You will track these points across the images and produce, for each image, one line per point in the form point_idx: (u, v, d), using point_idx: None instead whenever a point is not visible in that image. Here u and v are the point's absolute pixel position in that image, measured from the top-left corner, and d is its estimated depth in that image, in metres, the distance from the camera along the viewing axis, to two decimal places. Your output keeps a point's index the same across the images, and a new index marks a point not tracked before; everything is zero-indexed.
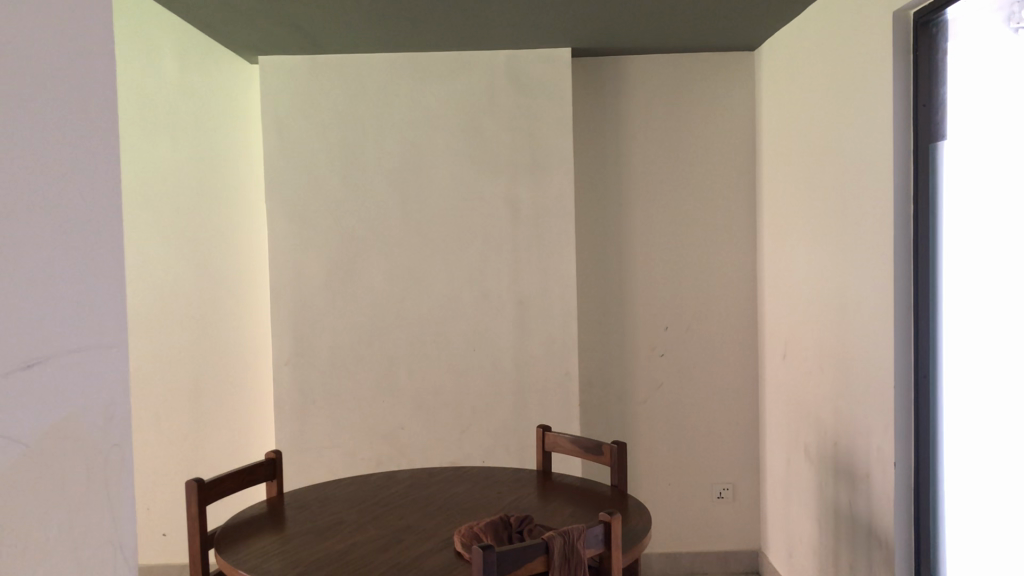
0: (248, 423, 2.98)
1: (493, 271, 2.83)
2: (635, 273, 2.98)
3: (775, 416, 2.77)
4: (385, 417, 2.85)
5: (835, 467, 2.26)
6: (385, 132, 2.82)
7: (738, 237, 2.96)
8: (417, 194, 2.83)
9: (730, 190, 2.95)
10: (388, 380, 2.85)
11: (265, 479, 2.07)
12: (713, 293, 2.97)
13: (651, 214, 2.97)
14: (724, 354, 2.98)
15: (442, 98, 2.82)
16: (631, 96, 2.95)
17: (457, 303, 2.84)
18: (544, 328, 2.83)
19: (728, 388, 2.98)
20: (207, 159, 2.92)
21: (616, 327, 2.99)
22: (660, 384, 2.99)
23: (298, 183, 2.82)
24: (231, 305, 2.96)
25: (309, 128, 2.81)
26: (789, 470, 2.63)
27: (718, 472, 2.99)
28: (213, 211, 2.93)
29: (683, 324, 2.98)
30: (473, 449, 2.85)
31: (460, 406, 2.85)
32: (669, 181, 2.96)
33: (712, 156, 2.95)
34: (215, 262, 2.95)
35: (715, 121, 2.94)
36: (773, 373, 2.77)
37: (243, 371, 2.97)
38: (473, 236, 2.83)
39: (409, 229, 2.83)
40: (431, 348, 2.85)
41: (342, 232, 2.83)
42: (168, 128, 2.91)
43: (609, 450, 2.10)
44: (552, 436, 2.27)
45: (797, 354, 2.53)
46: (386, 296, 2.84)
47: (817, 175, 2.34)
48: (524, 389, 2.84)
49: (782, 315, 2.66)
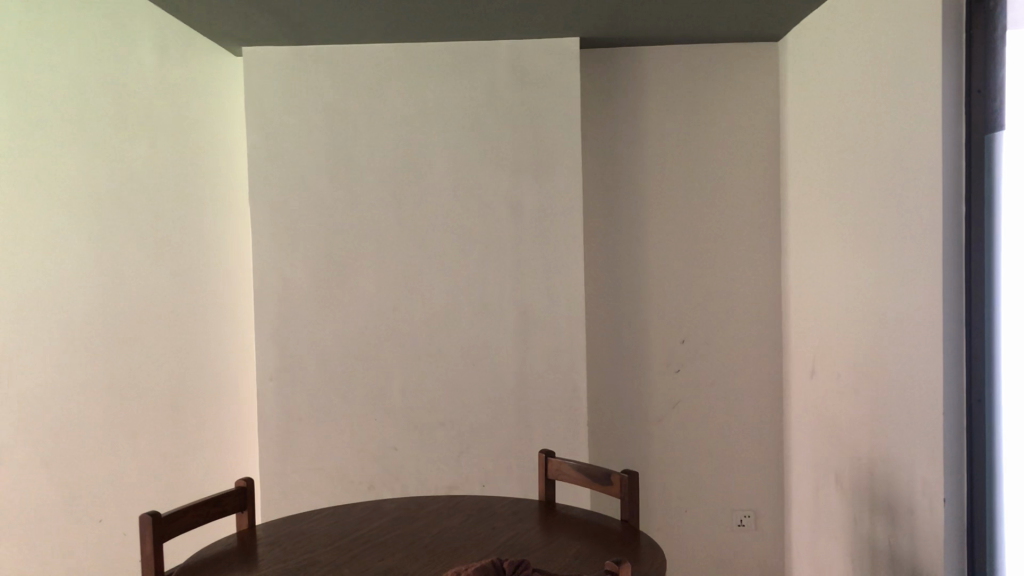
0: (235, 443, 2.78)
1: (495, 281, 2.62)
2: (648, 282, 2.76)
3: (801, 439, 2.54)
4: (378, 437, 2.64)
5: (872, 498, 2.04)
6: (379, 130, 2.62)
7: (760, 244, 2.73)
8: (411, 197, 2.62)
9: (753, 193, 2.73)
10: (381, 397, 2.64)
11: (234, 510, 1.86)
12: (734, 305, 2.75)
13: (667, 219, 2.75)
14: (745, 371, 2.75)
15: (439, 92, 2.61)
16: (645, 91, 2.74)
17: (456, 314, 2.62)
18: (550, 342, 2.61)
19: (750, 408, 2.75)
20: (188, 160, 2.72)
21: (628, 341, 2.77)
22: (675, 403, 2.77)
23: (285, 185, 2.62)
24: (210, 316, 2.75)
25: (297, 125, 2.61)
26: (817, 500, 2.40)
27: (739, 498, 2.77)
28: (195, 216, 2.74)
29: (701, 338, 2.75)
30: (473, 473, 2.63)
31: (458, 426, 2.63)
32: (685, 183, 2.74)
33: (733, 157, 2.73)
34: (195, 270, 2.74)
35: (736, 118, 2.72)
36: (799, 392, 2.54)
37: (224, 386, 2.77)
38: (473, 242, 2.62)
39: (404, 234, 2.62)
40: (428, 363, 2.63)
41: (332, 237, 2.62)
42: (147, 127, 2.71)
43: (618, 480, 1.87)
44: (555, 463, 2.04)
45: (826, 372, 2.30)
46: (379, 307, 2.63)
47: (851, 174, 2.12)
48: (528, 408, 2.62)
49: (809, 329, 2.44)
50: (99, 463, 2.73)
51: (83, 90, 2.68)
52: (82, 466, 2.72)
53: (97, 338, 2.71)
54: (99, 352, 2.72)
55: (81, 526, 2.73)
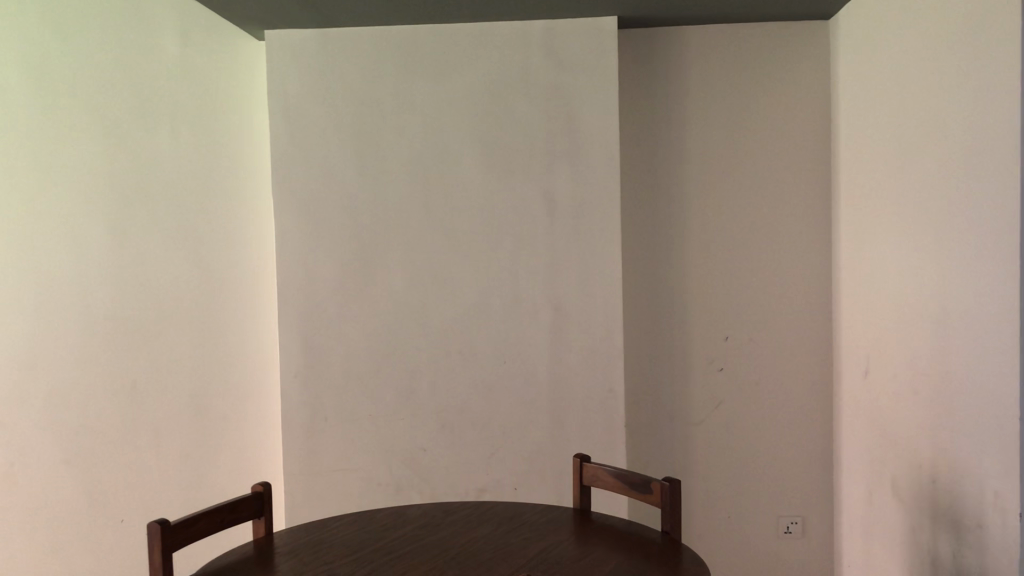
0: (259, 441, 2.68)
1: (527, 274, 2.49)
2: (689, 275, 2.62)
3: (853, 443, 2.39)
4: (405, 437, 2.53)
5: (934, 509, 1.89)
6: (407, 116, 2.50)
7: (810, 236, 2.58)
8: (441, 186, 2.50)
9: (802, 182, 2.58)
10: (408, 396, 2.53)
11: (250, 517, 1.76)
12: (782, 301, 2.59)
13: (710, 209, 2.61)
14: (793, 369, 2.60)
15: (471, 76, 2.49)
16: (687, 74, 2.60)
17: (487, 310, 2.51)
18: (586, 339, 2.48)
19: (798, 409, 2.60)
20: (210, 148, 2.63)
21: (669, 337, 2.63)
22: (718, 402, 2.63)
23: (309, 174, 2.51)
24: (233, 308, 2.66)
25: (322, 112, 2.51)
26: (871, 508, 2.25)
27: (785, 504, 2.62)
28: (217, 205, 2.64)
29: (746, 335, 2.61)
30: (504, 475, 2.52)
31: (489, 427, 2.51)
32: (729, 171, 2.59)
33: (781, 143, 2.57)
34: (218, 260, 2.65)
35: (784, 101, 2.57)
36: (851, 393, 2.39)
37: (247, 381, 2.67)
38: (505, 234, 2.49)
39: (433, 225, 2.51)
40: (457, 359, 2.52)
41: (357, 229, 2.51)
42: (169, 113, 2.62)
43: (659, 488, 1.74)
44: (591, 468, 1.92)
45: (882, 372, 2.15)
46: (406, 301, 2.52)
47: (914, 160, 1.96)
48: (562, 408, 2.50)
49: (863, 326, 2.28)
50: (121, 460, 2.66)
51: (104, 76, 2.61)
52: (105, 463, 2.66)
53: (118, 331, 2.64)
54: (121, 346, 2.64)
55: (104, 526, 2.67)
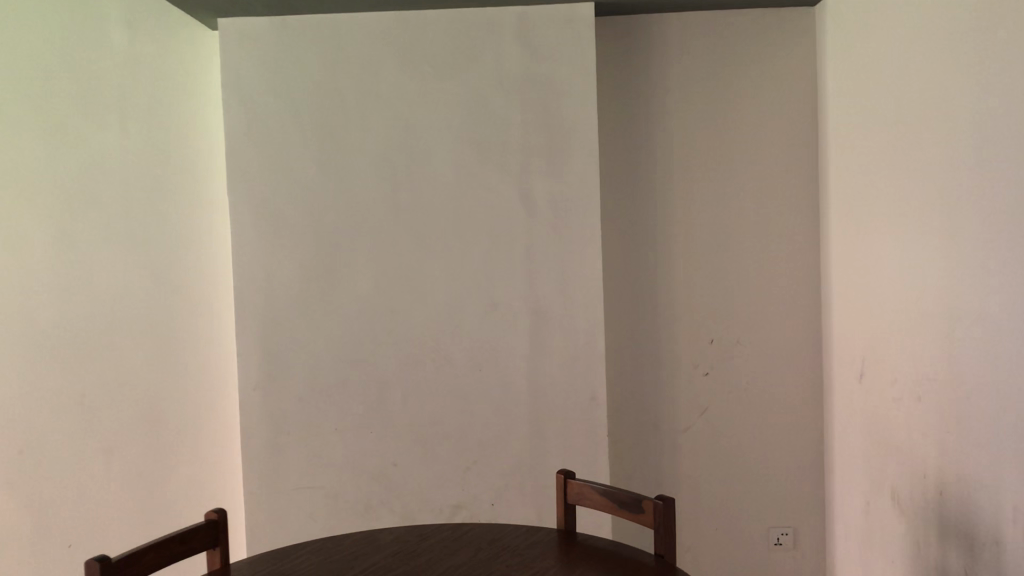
0: (217, 457, 2.51)
1: (503, 277, 2.35)
2: (672, 276, 2.49)
3: (847, 450, 2.27)
4: (375, 452, 2.37)
5: (942, 522, 1.77)
6: (373, 109, 2.35)
7: (798, 233, 2.46)
8: (410, 183, 2.35)
9: (789, 176, 2.46)
10: (378, 408, 2.37)
11: (202, 549, 1.60)
12: (770, 301, 2.47)
13: (693, 205, 2.48)
14: (782, 372, 2.48)
15: (441, 67, 2.34)
16: (668, 64, 2.47)
17: (460, 314, 2.36)
18: (566, 345, 2.34)
19: (787, 414, 2.49)
20: (160, 144, 2.46)
21: (652, 341, 2.50)
22: (704, 409, 2.50)
23: (269, 172, 2.35)
24: (187, 315, 2.48)
25: (282, 105, 2.35)
26: (869, 519, 2.14)
27: (775, 514, 2.50)
28: (168, 205, 2.47)
29: (732, 337, 2.49)
30: (481, 490, 2.37)
31: (464, 439, 2.37)
32: (713, 165, 2.47)
33: (767, 136, 2.46)
34: (169, 264, 2.48)
35: (769, 92, 2.45)
36: (845, 397, 2.27)
37: (202, 394, 2.49)
38: (479, 234, 2.35)
39: (402, 225, 2.35)
40: (430, 368, 2.37)
41: (321, 230, 2.35)
42: (114, 108, 2.44)
43: (651, 507, 1.60)
44: (576, 485, 1.78)
45: (882, 375, 2.03)
46: (375, 306, 2.36)
47: (917, 150, 1.85)
48: (542, 417, 2.36)
49: (859, 328, 2.16)
50: (69, 482, 2.47)
51: (44, 68, 2.41)
52: (47, 485, 2.47)
53: (65, 343, 2.45)
54: (67, 359, 2.45)
55: (51, 553, 2.47)
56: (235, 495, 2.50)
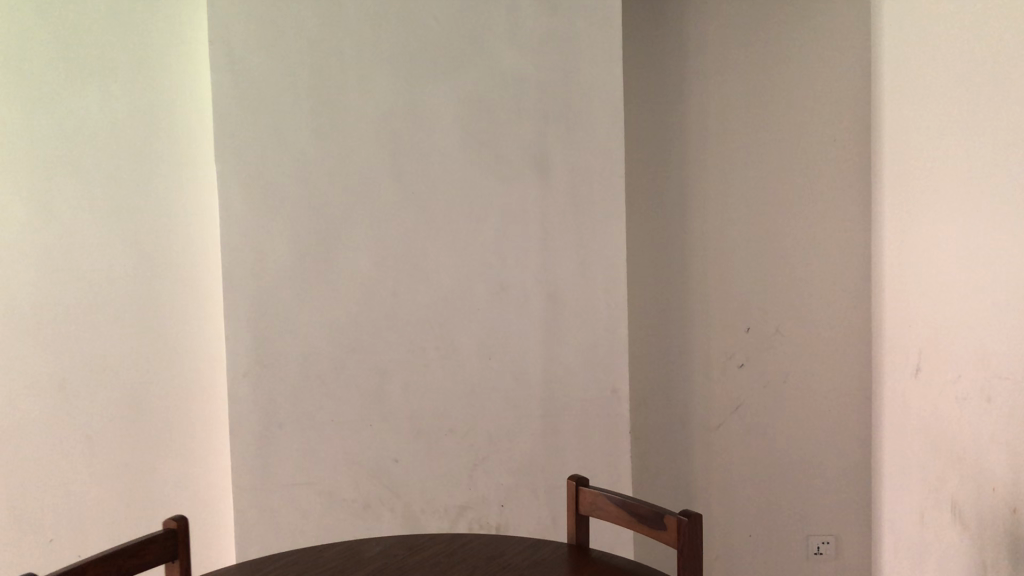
0: (206, 450, 2.31)
1: (516, 258, 2.15)
2: (704, 257, 2.26)
3: (898, 454, 2.03)
4: (374, 448, 2.15)
5: (1014, 544, 1.53)
6: (373, 69, 2.12)
7: (847, 211, 2.21)
8: (413, 153, 2.13)
9: (837, 146, 2.20)
10: (376, 399, 2.15)
11: (159, 561, 1.40)
12: (813, 287, 2.23)
13: (729, 180, 2.24)
14: (826, 366, 2.24)
15: (450, 26, 2.13)
16: (704, 23, 2.24)
17: (468, 297, 2.15)
18: (584, 332, 2.15)
19: (830, 411, 2.25)
20: (146, 111, 2.26)
21: (682, 329, 2.27)
22: (739, 404, 2.27)
23: (260, 137, 2.10)
24: (173, 297, 2.28)
25: (275, 64, 2.09)
26: (924, 533, 1.89)
27: (814, 521, 2.27)
28: (155, 178, 2.27)
29: (771, 325, 2.25)
30: (490, 491, 2.17)
31: (472, 434, 2.16)
32: (754, 133, 2.23)
33: (813, 102, 2.21)
34: (155, 242, 2.28)
35: (814, 54, 2.20)
36: (898, 395, 2.03)
37: (189, 383, 2.29)
38: (490, 209, 2.15)
39: (405, 199, 2.13)
40: (434, 357, 2.15)
41: (316, 202, 2.11)
42: (98, 71, 2.25)
43: (674, 524, 1.37)
44: (590, 494, 1.56)
45: (943, 372, 1.79)
46: (374, 288, 2.13)
47: (989, 114, 1.59)
48: (557, 412, 2.16)
49: (917, 317, 1.91)
50: (47, 472, 2.29)
51: (23, 30, 2.25)
52: (27, 476, 2.29)
53: (44, 326, 2.27)
54: (46, 344, 2.27)
55: (29, 549, 2.30)
56: (223, 493, 2.31)
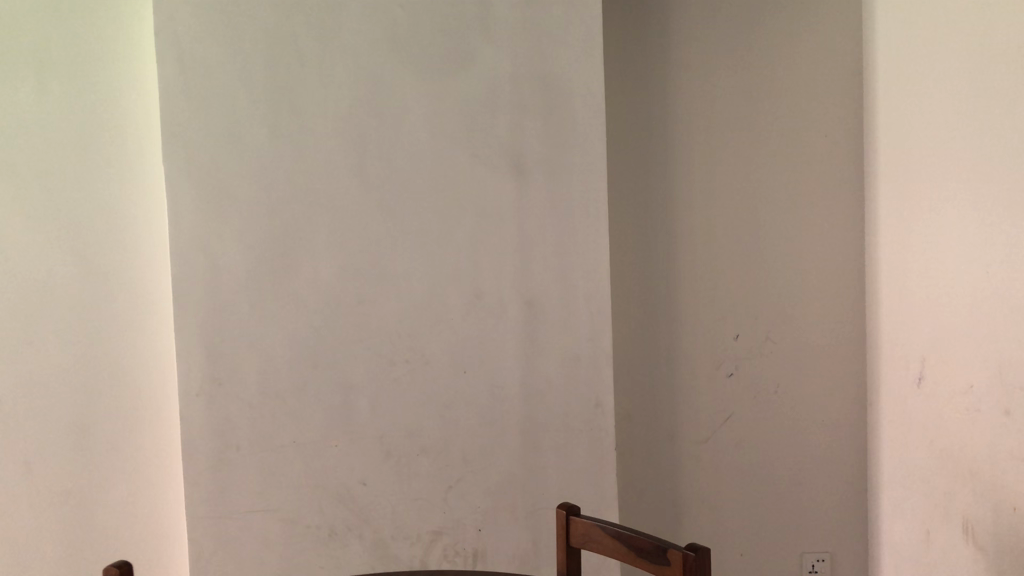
0: (155, 479, 2.10)
1: (491, 265, 2.01)
2: (691, 262, 2.17)
3: (898, 467, 1.93)
4: (340, 470, 1.99)
5: None
6: (336, 62, 1.96)
7: (839, 212, 2.14)
8: (380, 152, 1.98)
9: (829, 143, 2.13)
10: (342, 419, 1.99)
11: None
12: (806, 291, 2.15)
13: (717, 182, 2.16)
14: (820, 373, 2.16)
15: (420, 16, 1.99)
16: (686, 19, 2.16)
17: (441, 307, 2.00)
18: (565, 340, 2.03)
19: (824, 420, 2.16)
20: (85, 110, 2.07)
21: (668, 336, 2.17)
22: (728, 416, 2.17)
23: (214, 135, 1.93)
24: (116, 313, 2.08)
25: (230, 57, 1.93)
26: (931, 553, 1.78)
27: (808, 537, 2.18)
28: (96, 182, 2.08)
29: (761, 332, 2.16)
30: (465, 514, 2.02)
31: (447, 453, 2.01)
32: (740, 135, 2.15)
33: (801, 102, 2.14)
34: (97, 252, 2.08)
35: (803, 48, 2.13)
36: (898, 406, 1.92)
37: (135, 407, 2.09)
38: (465, 212, 2.00)
39: (371, 202, 1.98)
40: (405, 371, 2.00)
41: (276, 207, 1.95)
42: (33, 66, 2.06)
43: (678, 559, 1.23)
44: (582, 524, 1.41)
45: (952, 383, 1.67)
46: (338, 298, 1.97)
47: (999, 105, 1.47)
48: (536, 427, 2.03)
49: (920, 323, 1.80)
50: None
51: None
52: None
53: None
54: None
55: None
56: (175, 527, 2.11)
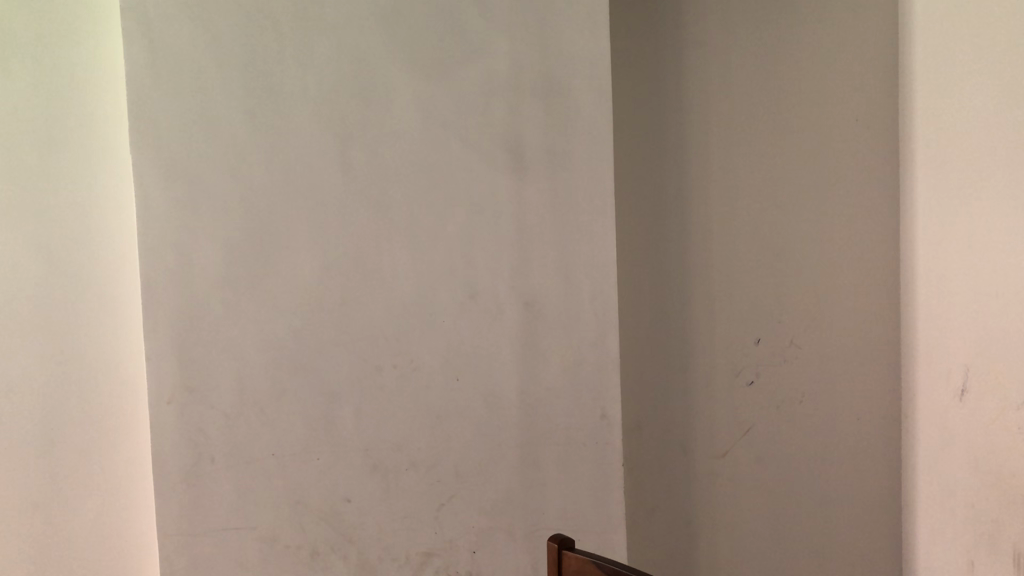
0: (127, 493, 1.94)
1: (486, 262, 1.84)
2: (709, 261, 2.00)
3: (937, 488, 1.74)
4: (322, 486, 1.82)
5: None
6: (316, 42, 1.79)
7: (870, 204, 1.94)
8: (364, 140, 1.81)
9: (860, 128, 1.93)
10: (323, 430, 1.82)
11: None
12: (833, 291, 1.97)
13: (737, 173, 1.98)
14: (847, 381, 1.97)
15: None
16: None
17: (431, 308, 1.83)
18: (569, 345, 1.87)
19: (853, 432, 1.98)
20: (47, 94, 1.89)
21: (683, 340, 2.01)
22: (748, 427, 2.01)
23: (183, 118, 1.75)
24: (84, 314, 1.92)
25: (201, 35, 1.76)
26: None
27: (835, 558, 2.00)
28: (61, 173, 1.91)
29: (785, 336, 1.98)
30: (460, 533, 1.85)
31: (439, 467, 1.85)
32: (761, 120, 1.97)
33: (828, 83, 1.94)
34: (61, 249, 1.91)
35: (830, 24, 1.93)
36: (936, 421, 1.72)
37: (102, 417, 1.93)
38: (457, 205, 1.83)
39: (355, 193, 1.81)
40: (391, 379, 1.83)
41: (252, 198, 1.78)
42: None
43: None
44: (575, 559, 1.24)
45: (1001, 398, 1.48)
46: (319, 298, 1.81)
47: None
48: (537, 440, 1.87)
49: (962, 329, 1.60)
50: None
51: None
52: None
53: None
54: None
55: None
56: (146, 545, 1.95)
